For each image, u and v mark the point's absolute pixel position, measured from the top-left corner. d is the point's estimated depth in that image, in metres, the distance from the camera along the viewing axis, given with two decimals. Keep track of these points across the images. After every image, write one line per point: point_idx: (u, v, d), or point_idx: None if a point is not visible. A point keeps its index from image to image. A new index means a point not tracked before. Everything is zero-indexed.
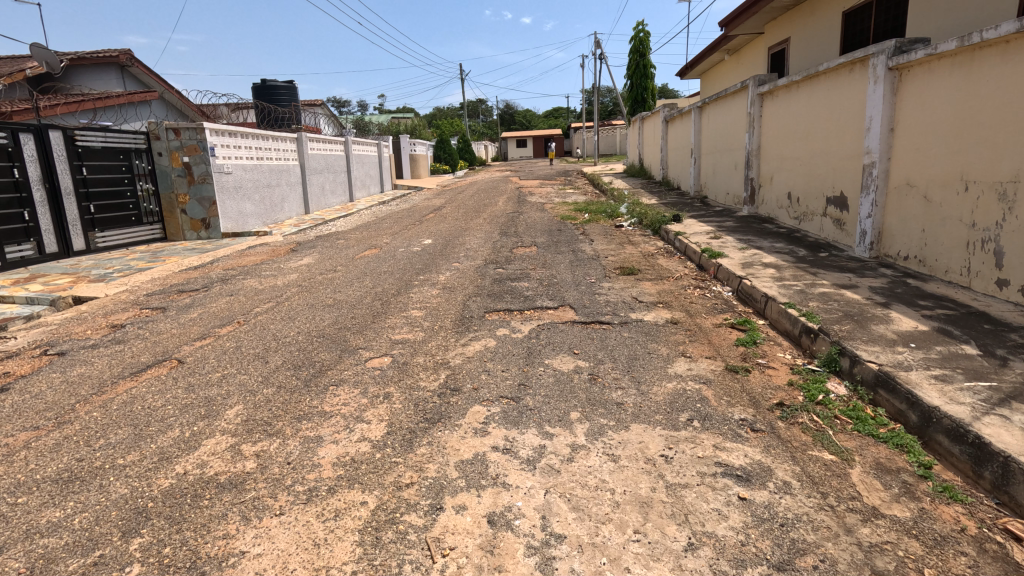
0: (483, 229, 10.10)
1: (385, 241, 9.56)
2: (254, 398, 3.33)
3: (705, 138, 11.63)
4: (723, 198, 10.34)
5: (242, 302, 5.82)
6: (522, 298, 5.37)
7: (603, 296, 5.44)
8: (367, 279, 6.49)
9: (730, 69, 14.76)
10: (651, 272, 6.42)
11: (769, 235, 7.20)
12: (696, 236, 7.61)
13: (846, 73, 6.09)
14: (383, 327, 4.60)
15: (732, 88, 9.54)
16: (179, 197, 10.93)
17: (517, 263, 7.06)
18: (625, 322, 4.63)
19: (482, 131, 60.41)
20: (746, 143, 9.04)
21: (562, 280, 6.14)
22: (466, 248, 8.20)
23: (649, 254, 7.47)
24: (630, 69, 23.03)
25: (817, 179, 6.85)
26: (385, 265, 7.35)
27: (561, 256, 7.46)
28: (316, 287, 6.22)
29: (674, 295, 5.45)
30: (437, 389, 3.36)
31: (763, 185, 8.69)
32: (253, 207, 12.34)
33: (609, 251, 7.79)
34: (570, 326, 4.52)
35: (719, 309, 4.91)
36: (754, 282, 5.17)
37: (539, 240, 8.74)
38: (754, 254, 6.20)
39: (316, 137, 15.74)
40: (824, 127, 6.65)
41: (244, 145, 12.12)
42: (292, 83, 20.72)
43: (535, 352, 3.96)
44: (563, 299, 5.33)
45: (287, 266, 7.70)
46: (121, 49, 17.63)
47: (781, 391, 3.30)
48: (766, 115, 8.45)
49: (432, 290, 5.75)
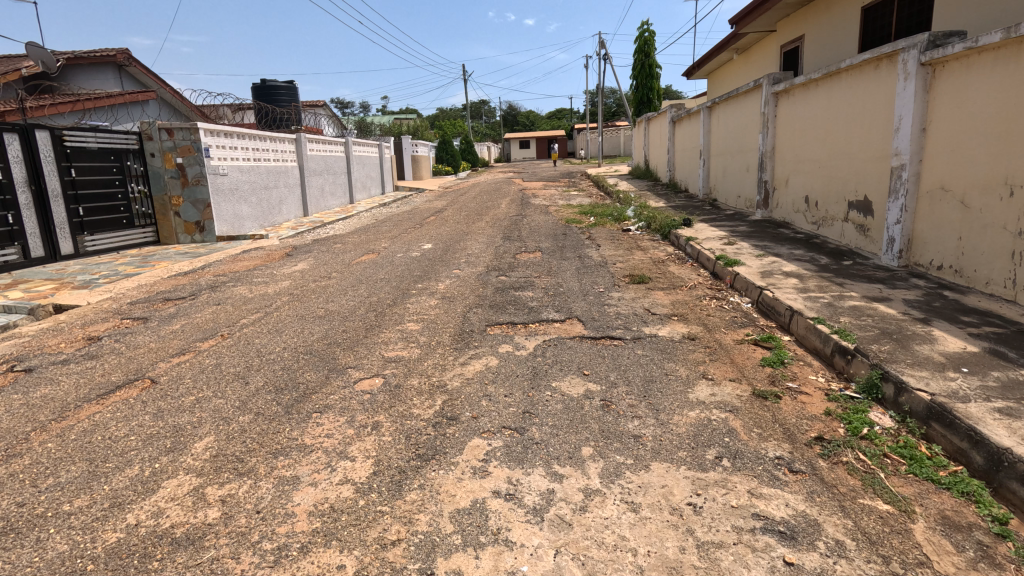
0: (485, 233, 9.74)
1: (384, 245, 9.22)
2: (226, 428, 2.98)
3: (715, 139, 11.26)
4: (735, 202, 9.97)
5: (229, 312, 5.49)
6: (526, 310, 5.02)
7: (612, 308, 5.08)
8: (363, 287, 6.14)
9: (739, 68, 14.39)
10: (662, 281, 6.06)
11: (786, 241, 6.83)
12: (709, 242, 7.24)
13: (872, 69, 5.72)
14: (376, 342, 4.25)
15: (744, 87, 9.16)
16: (172, 199, 10.64)
17: (520, 271, 6.70)
18: (638, 338, 4.27)
19: (484, 132, 60.09)
20: (759, 144, 8.67)
21: (568, 289, 5.79)
22: (467, 254, 7.85)
23: (660, 260, 7.11)
24: (635, 70, 22.70)
25: (839, 182, 6.47)
26: (382, 271, 6.99)
27: (567, 263, 7.10)
28: (308, 297, 5.87)
29: (690, 307, 5.09)
30: (432, 419, 3.01)
31: (777, 187, 8.32)
32: (249, 210, 12.03)
33: (617, 258, 7.43)
34: (579, 343, 4.16)
35: (740, 324, 4.55)
36: (776, 293, 4.81)
37: (544, 245, 8.38)
38: (773, 263, 5.83)
39: (316, 138, 15.43)
40: (846, 127, 6.28)
41: (241, 146, 11.81)
42: (292, 83, 20.46)
43: (541, 373, 3.60)
44: (570, 310, 4.97)
45: (280, 273, 7.36)
46: (119, 49, 17.40)
47: (819, 422, 2.94)
48: (781, 115, 8.08)
49: (430, 300, 5.40)
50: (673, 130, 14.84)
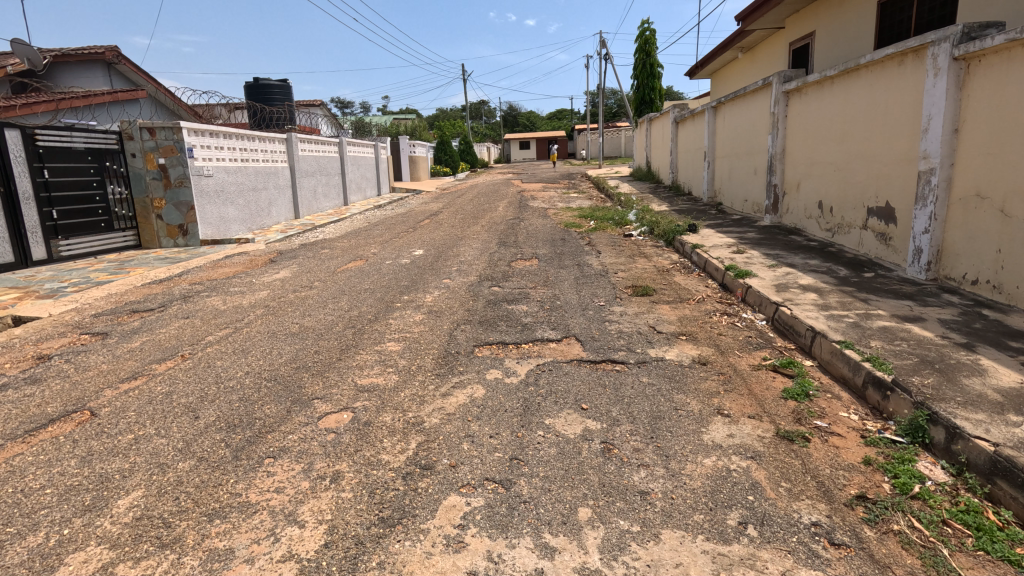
0: (479, 238, 9.29)
1: (373, 250, 8.76)
2: (160, 478, 2.53)
3: (720, 141, 10.83)
4: (741, 206, 9.53)
5: (196, 328, 5.04)
6: (519, 328, 4.57)
7: (613, 325, 4.64)
8: (344, 299, 5.69)
9: (744, 67, 13.95)
10: (667, 293, 5.62)
11: (800, 250, 6.39)
12: (717, 250, 6.80)
13: (896, 65, 5.29)
14: (350, 366, 3.80)
15: (752, 86, 8.72)
16: (155, 201, 10.21)
17: (515, 280, 6.25)
18: (643, 362, 3.83)
19: (484, 132, 59.58)
20: (768, 145, 8.23)
21: (566, 302, 5.35)
22: (459, 261, 7.41)
23: (664, 270, 6.66)
24: (636, 69, 22.24)
25: (857, 187, 6.03)
26: (367, 281, 6.54)
27: (564, 272, 6.65)
28: (285, 310, 5.42)
29: (699, 324, 4.65)
30: (403, 468, 2.57)
31: (788, 192, 7.88)
32: (236, 212, 11.61)
33: (619, 266, 6.98)
34: (576, 368, 3.72)
35: (755, 345, 4.10)
36: (794, 310, 4.37)
37: (541, 252, 7.93)
38: (788, 274, 5.38)
39: (308, 138, 15.00)
40: (866, 127, 5.84)
41: (227, 146, 11.38)
42: (286, 82, 20.04)
43: (533, 408, 3.16)
44: (567, 328, 4.53)
45: (259, 281, 6.91)
46: (108, 46, 17.00)
47: (858, 475, 2.49)
48: (792, 115, 7.65)
49: (415, 315, 4.96)
50: (676, 130, 14.41)
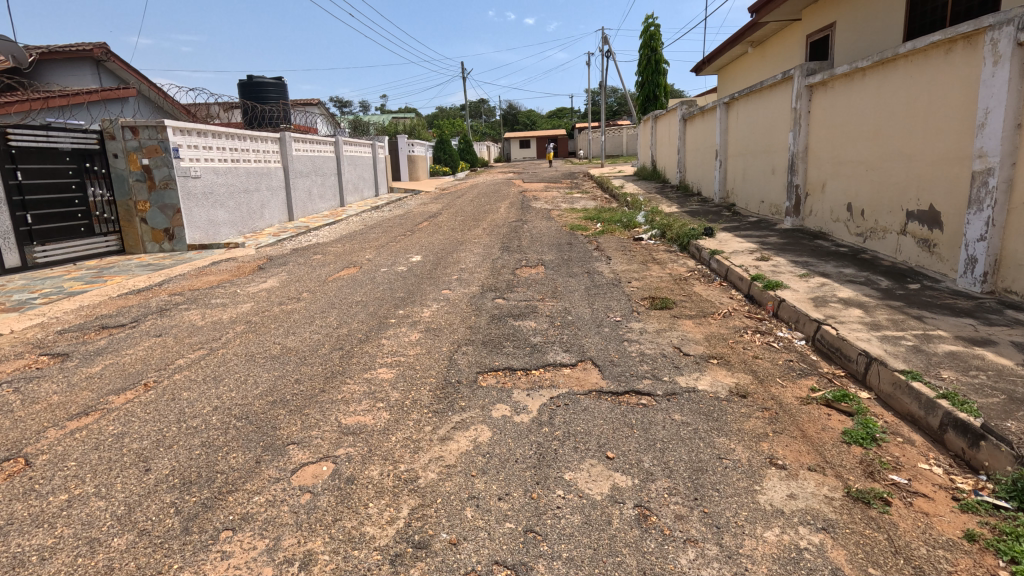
0: (481, 243, 8.78)
1: (368, 256, 8.25)
2: (86, 563, 2.02)
3: (733, 139, 10.32)
4: (758, 208, 9.03)
5: (167, 348, 4.52)
6: (528, 350, 4.06)
7: (634, 345, 4.13)
8: (334, 314, 5.18)
9: (754, 62, 13.44)
10: (688, 306, 5.11)
11: (831, 256, 5.88)
12: (738, 257, 6.29)
13: (945, 54, 4.78)
14: (336, 400, 3.30)
15: (771, 80, 8.21)
16: (138, 204, 9.70)
17: (520, 291, 5.74)
18: (672, 394, 3.32)
19: (484, 131, 59.01)
20: (789, 143, 7.72)
21: (578, 317, 4.84)
22: (460, 269, 6.89)
23: (681, 278, 6.16)
24: (641, 65, 21.66)
25: (895, 188, 5.53)
26: (360, 291, 6.02)
27: (574, 282, 6.14)
28: (267, 326, 4.91)
29: (730, 344, 4.14)
30: (390, 548, 2.06)
31: (811, 193, 7.37)
32: (227, 215, 11.11)
33: (632, 274, 6.47)
34: (596, 403, 3.21)
35: (798, 371, 3.60)
36: (840, 329, 3.86)
37: (547, 258, 7.42)
38: (823, 286, 4.87)
39: (302, 137, 14.47)
40: (906, 124, 5.35)
41: (217, 146, 10.86)
42: (281, 79, 19.51)
43: (548, 458, 2.65)
44: (582, 350, 4.02)
45: (244, 292, 6.39)
46: (96, 43, 16.52)
47: (964, 557, 1.99)
48: (816, 111, 7.15)
49: (412, 334, 4.45)
50: (683, 128, 13.90)
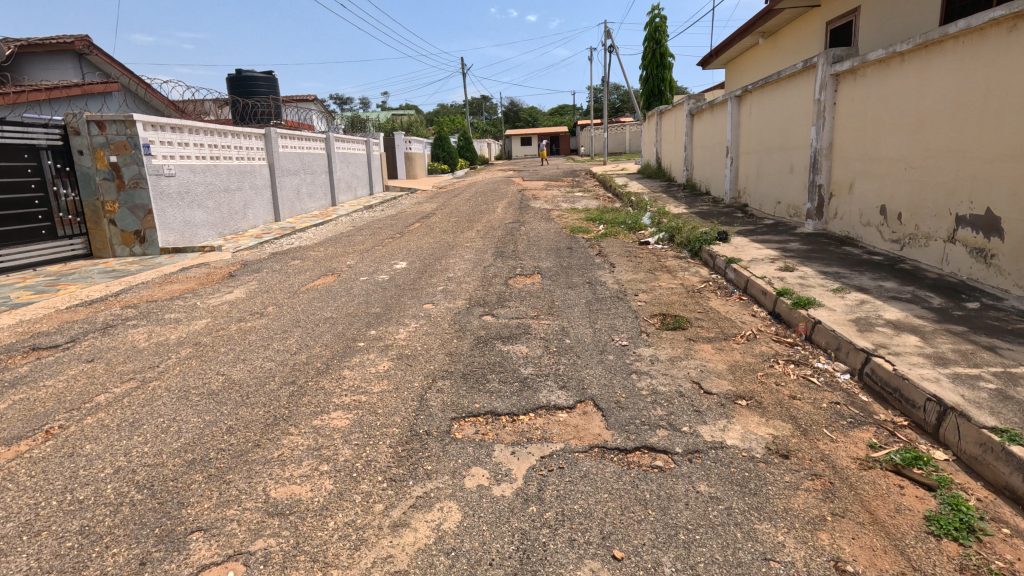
0: (473, 247, 8.07)
1: (349, 263, 7.57)
2: None
3: (745, 135, 9.61)
4: (775, 210, 8.32)
5: (93, 378, 3.82)
6: (516, 385, 3.37)
7: (644, 380, 3.44)
8: (296, 334, 4.49)
9: (768, 53, 12.71)
10: (705, 327, 4.41)
11: (865, 267, 5.18)
12: (759, 265, 5.60)
13: (1009, 32, 4.14)
14: (268, 460, 2.60)
15: (790, 69, 7.50)
16: (106, 205, 9.03)
17: (513, 306, 5.06)
18: (694, 453, 2.63)
19: (484, 128, 58.24)
20: (811, 139, 7.01)
21: (576, 340, 4.16)
22: (448, 279, 6.20)
23: (695, 291, 5.46)
24: (646, 59, 20.91)
25: (941, 189, 4.86)
26: (332, 306, 5.32)
27: (574, 295, 5.44)
28: (216, 350, 4.21)
29: (759, 378, 3.44)
30: None
31: (835, 194, 6.68)
32: (204, 215, 10.44)
33: (639, 285, 5.78)
34: (598, 467, 2.52)
35: (849, 418, 2.91)
36: (897, 363, 3.17)
37: (544, 266, 6.72)
38: (864, 305, 4.18)
39: (289, 133, 13.79)
40: (956, 115, 4.69)
41: (194, 142, 10.19)
42: (271, 74, 18.78)
43: (535, 559, 1.97)
44: (582, 387, 3.33)
45: (204, 305, 5.72)
46: (78, 35, 15.81)
47: None
48: (843, 102, 6.44)
49: (380, 363, 3.76)
50: (691, 124, 13.19)
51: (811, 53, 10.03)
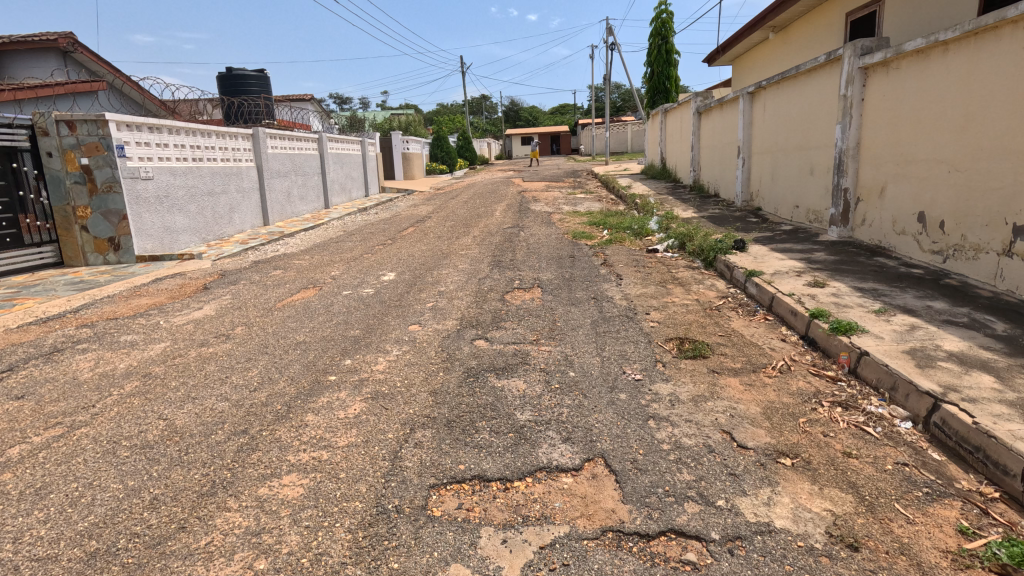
0: (468, 256, 7.50)
1: (334, 273, 7.01)
2: None
3: (759, 133, 9.03)
4: (793, 214, 7.75)
5: (14, 422, 3.24)
6: (511, 436, 2.80)
7: (664, 430, 2.87)
8: (261, 364, 3.92)
9: (780, 47, 12.13)
10: (730, 356, 3.85)
11: (906, 282, 4.60)
12: (784, 280, 5.02)
13: None
14: (191, 553, 2.03)
15: (812, 61, 6.91)
16: (77, 210, 8.48)
17: (509, 328, 4.48)
18: (735, 541, 2.07)
19: (484, 127, 57.63)
20: (835, 138, 6.43)
21: (581, 373, 3.59)
22: (439, 294, 5.63)
23: (714, 309, 4.89)
24: (651, 55, 20.33)
25: (996, 194, 4.29)
26: (306, 327, 4.75)
27: (578, 313, 4.86)
28: (165, 385, 3.64)
29: (802, 427, 2.87)
30: None
31: (862, 199, 6.11)
32: (185, 220, 9.88)
33: (650, 302, 5.21)
34: (614, 564, 1.96)
35: (924, 487, 2.34)
36: (976, 412, 2.59)
37: (545, 278, 6.15)
38: (916, 331, 3.60)
39: (279, 133, 13.23)
40: (1014, 109, 4.12)
41: (174, 143, 9.63)
42: (263, 71, 18.11)
43: None
44: (590, 439, 2.77)
45: (168, 324, 5.15)
46: (62, 32, 15.27)
47: None
48: (873, 98, 5.87)
49: (351, 406, 3.18)
50: (698, 122, 12.60)
51: (829, 46, 9.45)
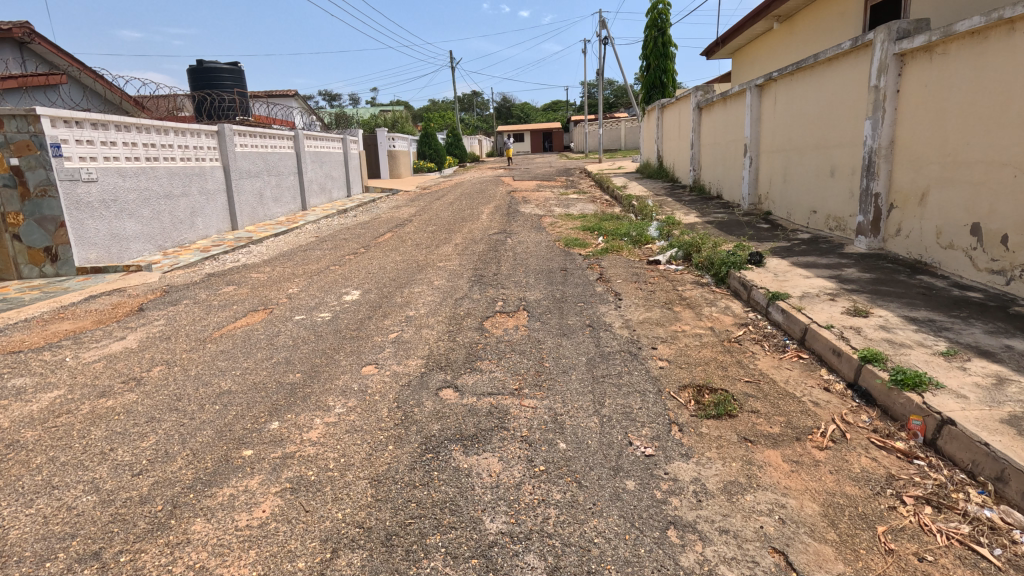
0: (446, 269, 6.63)
1: (292, 291, 6.11)
2: None
3: (769, 130, 8.22)
4: (811, 221, 6.94)
5: None
6: (474, 566, 1.96)
7: (692, 550, 2.03)
8: (161, 430, 3.02)
9: (787, 37, 11.33)
10: (764, 415, 3.02)
11: (969, 311, 3.79)
12: (816, 305, 4.21)
13: None
14: None
15: (835, 49, 6.09)
16: (8, 217, 7.56)
17: (486, 372, 3.62)
18: None
19: (476, 124, 56.61)
20: (864, 135, 5.61)
21: (575, 444, 2.74)
22: (406, 320, 4.76)
23: (734, 343, 4.06)
24: (647, 48, 19.50)
25: None
26: (237, 369, 3.85)
27: (571, 349, 4.02)
28: (25, 465, 2.74)
29: (885, 543, 2.06)
30: None
31: (898, 205, 5.30)
32: (138, 226, 8.96)
33: (657, 332, 4.37)
34: None
35: None
36: None
37: (532, 298, 5.29)
38: (1005, 385, 2.80)
39: (250, 130, 12.30)
40: None
41: (124, 140, 8.69)
42: (237, 66, 17.10)
43: None
44: (587, 571, 1.93)
45: (74, 363, 4.23)
46: (18, 21, 14.15)
47: None
48: (911, 89, 5.06)
49: (259, 505, 2.31)
50: (698, 119, 11.80)
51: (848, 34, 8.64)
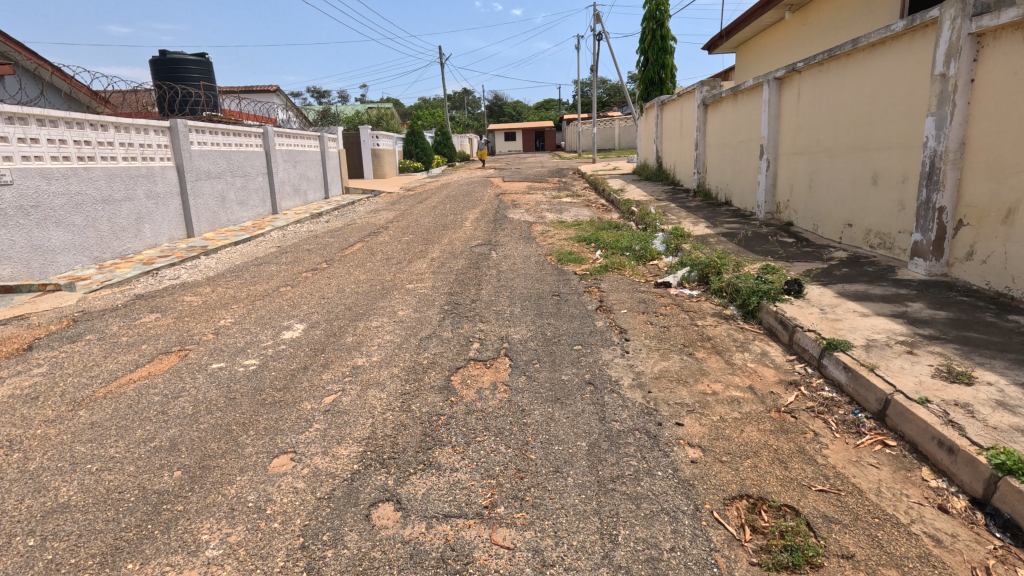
0: (416, 294, 5.51)
1: (222, 324, 4.96)
2: None
3: (790, 129, 7.20)
4: (846, 236, 5.91)
5: None
6: None
7: None
8: None
9: (802, 26, 10.30)
10: (865, 567, 1.96)
11: None
12: (892, 360, 3.16)
13: None
14: None
15: (882, 30, 5.06)
16: None
17: (443, 473, 2.52)
18: None
19: (466, 123, 55.41)
20: (924, 134, 4.58)
21: None
22: (350, 374, 3.63)
23: (786, 417, 2.99)
24: (646, 41, 18.42)
25: None
26: (94, 463, 2.71)
27: (566, 425, 2.94)
28: None
29: None
30: None
31: (970, 222, 4.27)
32: (67, 235, 7.78)
33: (679, 393, 3.29)
34: None
35: None
36: None
37: (517, 338, 4.19)
38: None
39: (210, 127, 11.12)
40: None
41: (48, 136, 7.50)
42: (203, 58, 15.85)
43: None
44: None
45: None
46: None
47: None
48: (992, 77, 4.04)
49: None
50: (704, 116, 10.77)
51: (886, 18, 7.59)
